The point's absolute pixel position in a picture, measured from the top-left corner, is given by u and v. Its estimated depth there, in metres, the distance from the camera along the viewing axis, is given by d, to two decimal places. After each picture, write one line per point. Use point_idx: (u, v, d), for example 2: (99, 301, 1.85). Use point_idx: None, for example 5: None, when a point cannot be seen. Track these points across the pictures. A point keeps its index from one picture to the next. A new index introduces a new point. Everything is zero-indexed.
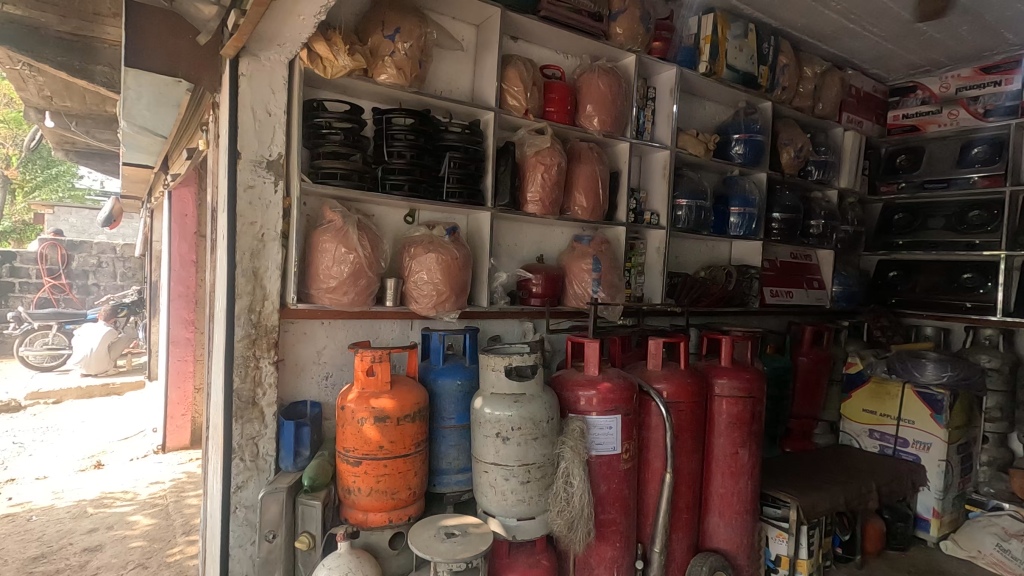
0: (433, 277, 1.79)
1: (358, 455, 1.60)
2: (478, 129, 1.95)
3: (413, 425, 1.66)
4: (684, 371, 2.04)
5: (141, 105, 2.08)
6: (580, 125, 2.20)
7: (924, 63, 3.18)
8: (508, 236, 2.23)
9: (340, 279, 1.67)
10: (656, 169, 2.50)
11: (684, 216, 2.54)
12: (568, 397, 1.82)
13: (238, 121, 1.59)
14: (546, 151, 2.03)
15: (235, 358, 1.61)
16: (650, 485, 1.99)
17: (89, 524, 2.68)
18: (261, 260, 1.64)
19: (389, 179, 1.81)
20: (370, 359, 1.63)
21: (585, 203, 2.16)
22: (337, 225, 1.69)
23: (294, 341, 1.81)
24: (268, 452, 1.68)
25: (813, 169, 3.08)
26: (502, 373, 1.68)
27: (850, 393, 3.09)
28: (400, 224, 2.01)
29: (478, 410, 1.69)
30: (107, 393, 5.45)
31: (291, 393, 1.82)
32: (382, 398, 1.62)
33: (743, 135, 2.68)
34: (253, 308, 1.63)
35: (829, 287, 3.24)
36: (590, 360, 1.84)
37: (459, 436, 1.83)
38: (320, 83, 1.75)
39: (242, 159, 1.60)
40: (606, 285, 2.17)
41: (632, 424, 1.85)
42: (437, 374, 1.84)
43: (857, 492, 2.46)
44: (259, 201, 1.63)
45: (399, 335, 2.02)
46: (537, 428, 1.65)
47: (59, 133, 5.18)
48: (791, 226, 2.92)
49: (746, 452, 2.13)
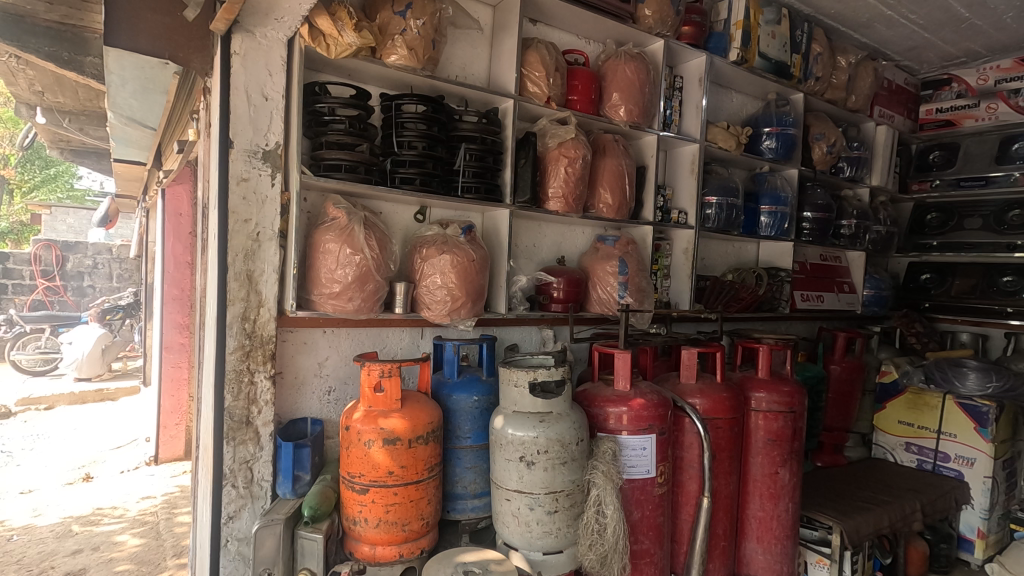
0: (447, 281, 1.62)
1: (365, 482, 1.42)
2: (495, 118, 1.77)
3: (426, 447, 1.48)
4: (720, 385, 1.87)
5: (126, 92, 1.91)
6: (604, 115, 2.02)
7: (960, 54, 2.99)
8: (525, 237, 2.06)
9: (344, 284, 1.48)
10: (683, 164, 2.33)
11: (714, 216, 2.35)
12: (596, 414, 1.64)
13: (231, 106, 1.41)
14: (569, 144, 1.84)
15: (227, 373, 1.43)
16: (684, 510, 1.81)
17: (73, 544, 2.50)
18: (256, 263, 1.46)
19: (398, 172, 1.63)
20: (378, 373, 1.45)
21: (611, 200, 1.99)
22: (341, 223, 1.51)
23: (293, 352, 1.63)
24: (263, 477, 1.50)
25: (844, 166, 2.88)
26: (526, 389, 1.50)
27: (885, 404, 2.90)
28: (409, 222, 1.83)
29: (499, 431, 1.51)
30: (101, 398, 5.25)
31: (290, 410, 1.64)
32: (391, 418, 1.44)
33: (774, 128, 2.50)
34: (246, 315, 1.45)
35: (860, 291, 3.05)
36: (621, 373, 1.67)
37: (475, 458, 1.65)
38: (322, 64, 1.57)
39: (235, 148, 1.42)
40: (633, 289, 1.99)
41: (667, 444, 1.68)
42: (450, 389, 1.65)
43: (901, 513, 2.28)
44: (255, 195, 1.45)
45: (409, 344, 1.84)
46: (565, 451, 1.47)
47: (53, 131, 5.02)
48: (822, 227, 2.75)
49: (787, 472, 1.95)
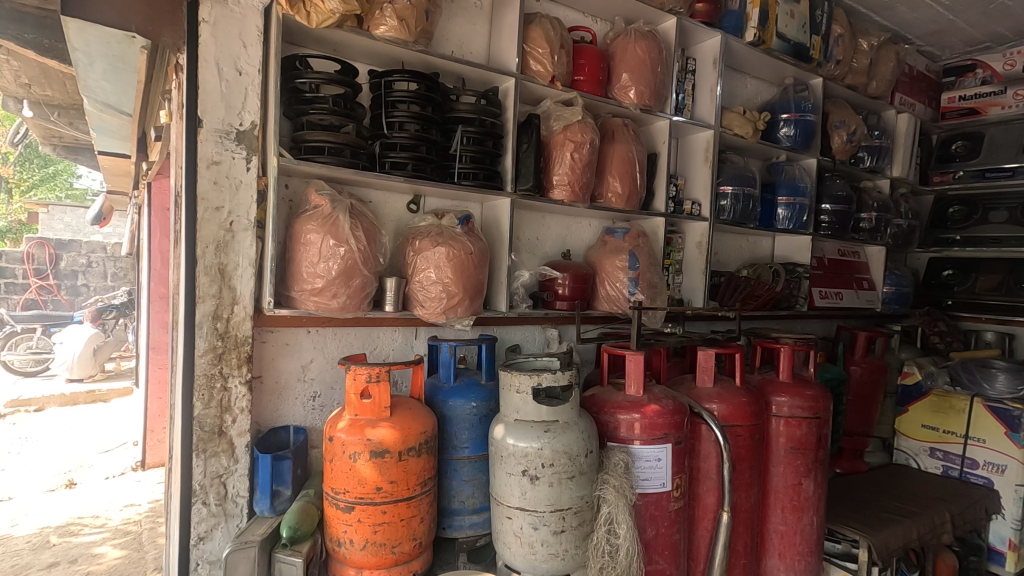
0: (442, 276, 1.47)
1: (350, 499, 1.28)
2: (495, 98, 1.62)
3: (419, 459, 1.33)
4: (739, 389, 1.72)
5: (97, 73, 1.77)
6: (613, 97, 1.88)
7: (984, 38, 2.84)
8: (528, 229, 1.91)
9: (327, 279, 1.34)
10: (697, 152, 2.19)
11: (730, 207, 2.19)
12: (607, 421, 1.50)
13: (200, 80, 1.26)
14: (575, 127, 1.70)
15: (196, 378, 1.29)
16: (701, 525, 1.66)
17: (49, 557, 2.36)
18: (229, 255, 1.31)
19: (388, 155, 1.48)
20: (365, 377, 1.31)
21: (620, 188, 1.84)
22: (324, 211, 1.37)
23: (274, 355, 1.49)
24: (239, 493, 1.35)
25: (865, 156, 2.72)
26: (529, 396, 1.35)
27: (907, 407, 2.75)
28: (402, 213, 1.69)
29: (499, 441, 1.36)
30: (92, 400, 5.12)
31: (270, 418, 1.49)
32: (379, 428, 1.29)
33: (792, 115, 2.35)
34: (217, 314, 1.30)
35: (880, 287, 2.90)
36: (633, 376, 1.52)
37: (474, 469, 1.51)
38: (303, 37, 1.43)
39: (204, 128, 1.27)
40: (644, 285, 1.84)
41: (683, 454, 1.53)
42: (446, 395, 1.50)
43: (930, 525, 2.13)
44: (228, 180, 1.31)
45: (402, 346, 1.70)
46: (573, 465, 1.32)
47: (45, 127, 4.90)
48: (842, 220, 2.60)
49: (811, 483, 1.80)
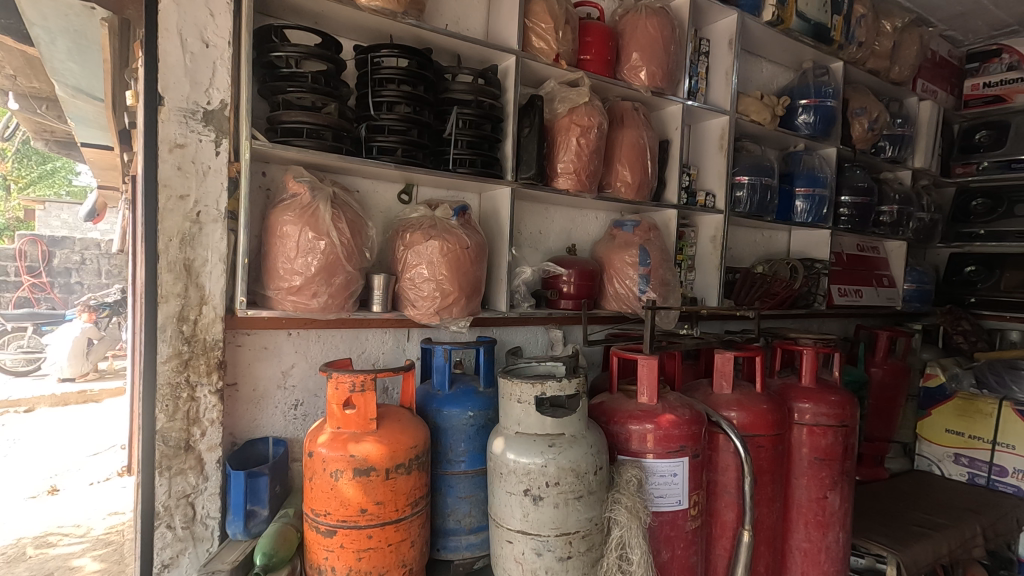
0: (436, 273, 1.33)
1: (331, 523, 1.15)
2: (494, 78, 1.48)
3: (409, 477, 1.20)
4: (760, 395, 1.58)
5: (60, 51, 1.64)
6: (622, 79, 1.73)
7: (1012, 21, 2.69)
8: (530, 222, 1.77)
9: (306, 277, 1.20)
10: (711, 140, 2.04)
11: (745, 199, 2.05)
12: (617, 432, 1.37)
13: (161, 52, 1.12)
14: (581, 110, 1.55)
15: (159, 387, 1.15)
16: (719, 544, 1.52)
17: (23, 570, 2.23)
18: (196, 250, 1.17)
19: (376, 139, 1.34)
20: (348, 386, 1.17)
21: (630, 177, 1.70)
22: (303, 200, 1.23)
23: (250, 359, 1.35)
24: (209, 514, 1.22)
25: (886, 145, 2.57)
26: (531, 406, 1.21)
27: (930, 411, 2.61)
28: (392, 204, 1.55)
29: (498, 456, 1.22)
30: (84, 400, 4.98)
31: (247, 429, 1.36)
32: (364, 443, 1.15)
33: (811, 100, 2.20)
34: (183, 315, 1.17)
35: (901, 285, 2.75)
36: (645, 383, 1.39)
37: (471, 485, 1.37)
38: (280, 7, 1.28)
39: (165, 106, 1.13)
40: (656, 282, 1.70)
41: (701, 468, 1.40)
42: (440, 403, 1.37)
43: (961, 538, 1.99)
44: (194, 164, 1.17)
45: (393, 349, 1.56)
46: (581, 484, 1.18)
47: (36, 123, 4.76)
48: (863, 213, 2.45)
49: (837, 497, 1.66)
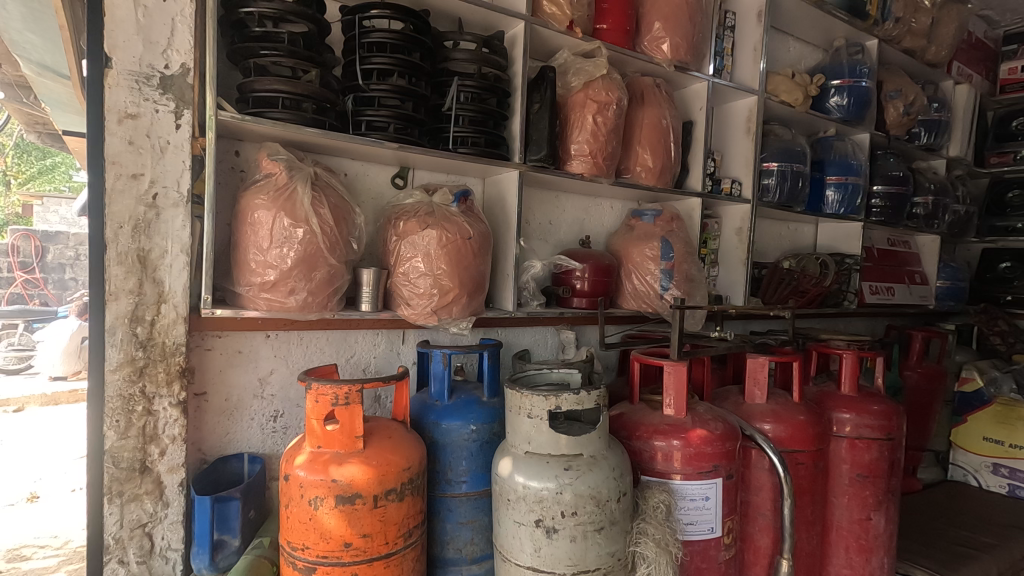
0: (433, 267, 1.16)
1: (310, 559, 0.98)
2: (500, 46, 1.30)
3: (401, 505, 1.03)
4: (797, 405, 1.41)
5: (13, 18, 1.47)
6: (643, 51, 1.55)
7: None
8: (540, 211, 1.60)
9: (281, 270, 1.03)
10: (737, 122, 1.86)
11: (775, 187, 1.87)
12: (640, 450, 1.20)
13: (107, 4, 0.95)
14: (599, 84, 1.38)
15: (109, 400, 0.98)
16: (753, 572, 1.35)
17: None
18: (151, 239, 1.00)
19: (365, 113, 1.17)
20: (330, 399, 1.00)
21: (651, 161, 1.52)
22: (278, 181, 1.06)
23: (222, 365, 1.19)
24: (170, 546, 1.05)
25: (921, 132, 2.38)
26: (544, 422, 1.04)
27: (966, 417, 2.44)
28: (385, 190, 1.38)
29: (505, 479, 1.05)
30: (75, 400, 4.76)
31: (218, 445, 1.19)
32: (348, 466, 0.98)
33: (845, 81, 2.01)
34: (136, 315, 1.00)
35: (933, 282, 2.57)
36: (671, 393, 1.22)
37: (472, 509, 1.20)
38: None
39: (113, 69, 0.96)
40: (680, 278, 1.53)
41: (735, 490, 1.23)
42: (439, 416, 1.19)
43: (1011, 560, 1.82)
44: (149, 138, 0.99)
45: (385, 353, 1.39)
46: (601, 514, 1.01)
47: (29, 117, 4.42)
48: (897, 204, 2.27)
49: (881, 519, 1.49)
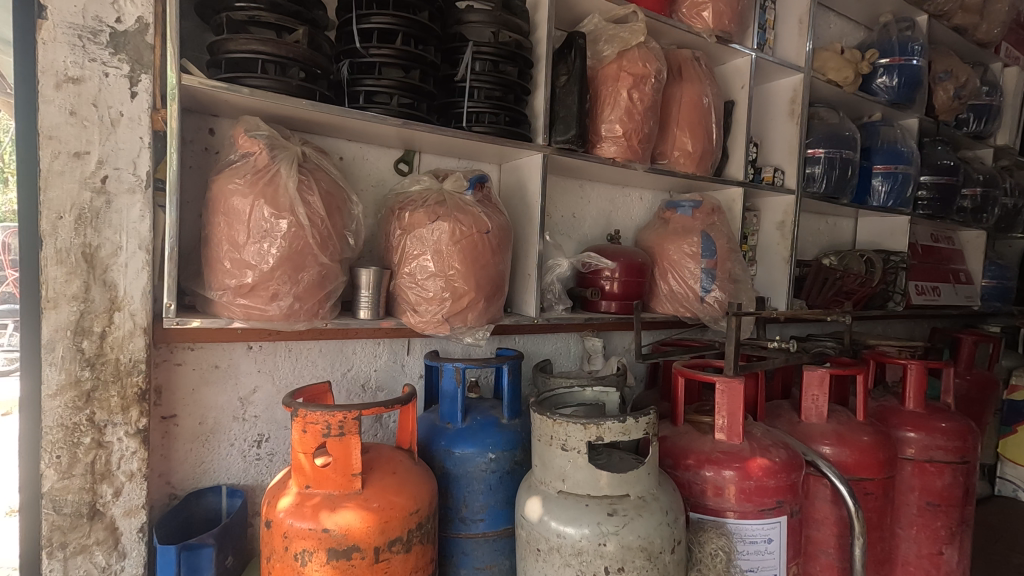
0: (444, 267, 0.97)
1: None
2: (521, 8, 1.12)
3: (408, 557, 0.84)
4: (863, 425, 1.22)
5: None
6: (681, 20, 1.37)
7: None
8: (562, 203, 1.41)
9: (261, 272, 0.84)
10: (779, 104, 1.67)
11: (821, 176, 1.68)
12: (690, 482, 1.01)
13: None
14: (634, 54, 1.20)
15: (45, 431, 0.79)
16: None
17: None
18: (100, 231, 0.81)
19: (364, 81, 0.98)
20: (321, 429, 0.81)
21: (690, 144, 1.34)
22: (258, 162, 0.87)
23: (195, 383, 1.00)
24: None
25: (969, 118, 2.19)
26: (582, 456, 0.85)
27: (1015, 428, 2.25)
28: (387, 177, 1.19)
29: (534, 523, 0.87)
30: None
31: (190, 477, 1.01)
32: (343, 511, 0.80)
33: (895, 59, 1.82)
34: (82, 327, 0.81)
35: (979, 281, 2.38)
36: (723, 414, 1.03)
37: (492, 551, 1.02)
38: None
39: (47, 20, 0.77)
40: (723, 278, 1.34)
41: (800, 528, 1.04)
42: (451, 442, 1.01)
43: None
44: (96, 108, 0.81)
45: (388, 365, 1.21)
46: (653, 569, 0.83)
47: None
48: (945, 196, 2.07)
49: (954, 553, 1.31)
